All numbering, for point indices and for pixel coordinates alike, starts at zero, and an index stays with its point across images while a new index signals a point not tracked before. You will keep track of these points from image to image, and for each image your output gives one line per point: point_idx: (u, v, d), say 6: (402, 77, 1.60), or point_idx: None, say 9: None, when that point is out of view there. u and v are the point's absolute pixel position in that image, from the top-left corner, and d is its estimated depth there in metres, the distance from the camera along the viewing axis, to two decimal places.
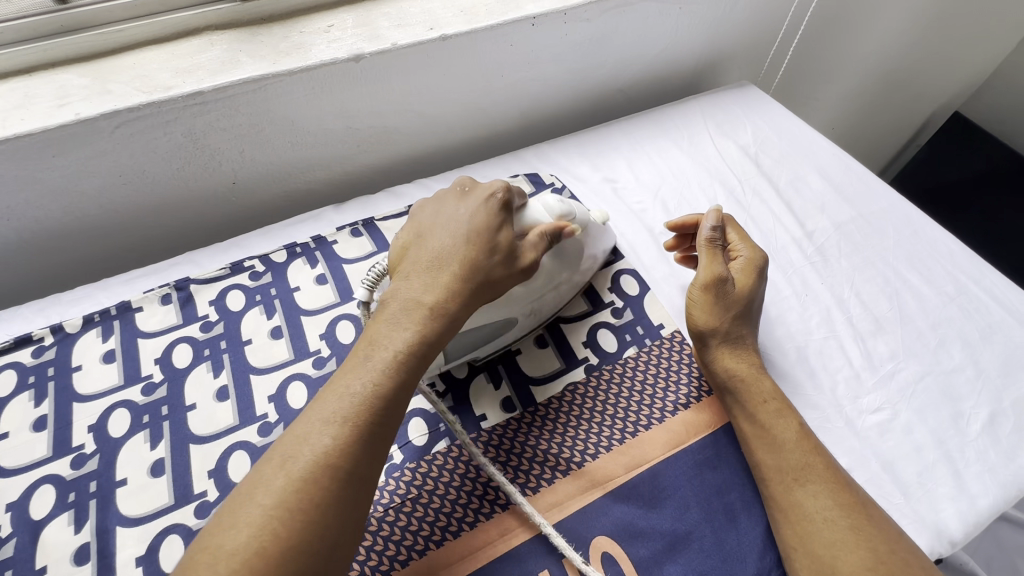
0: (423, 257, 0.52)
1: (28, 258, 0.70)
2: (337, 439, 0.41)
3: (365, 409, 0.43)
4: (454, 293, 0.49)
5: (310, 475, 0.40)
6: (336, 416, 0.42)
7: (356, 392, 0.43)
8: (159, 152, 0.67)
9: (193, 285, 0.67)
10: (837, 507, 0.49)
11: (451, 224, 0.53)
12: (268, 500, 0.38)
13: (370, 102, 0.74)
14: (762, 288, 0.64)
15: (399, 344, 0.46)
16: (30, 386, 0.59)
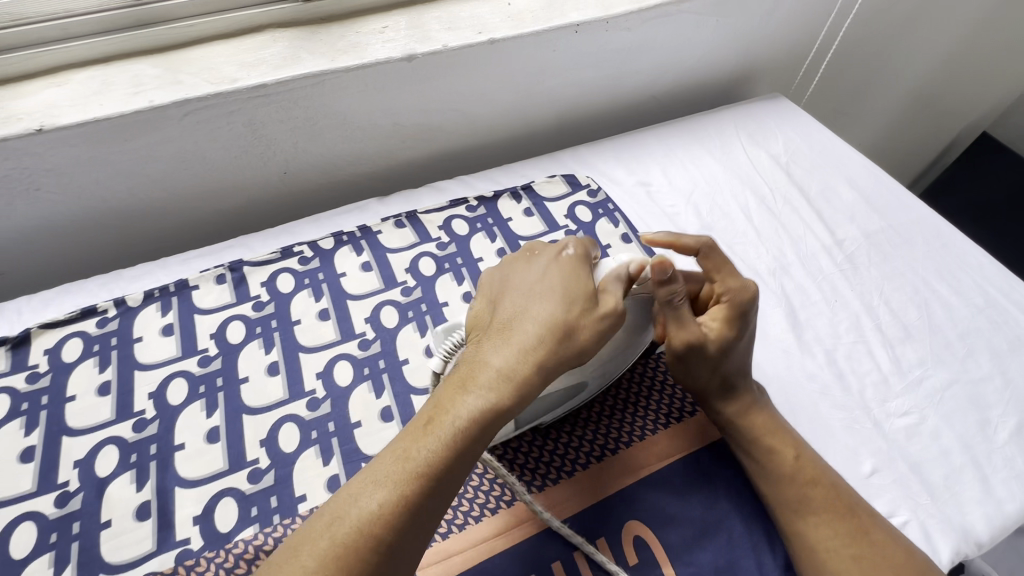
0: (498, 322, 0.48)
1: (92, 236, 0.74)
2: (395, 500, 0.39)
3: (427, 475, 0.40)
4: (528, 362, 0.45)
5: (359, 528, 0.38)
6: (396, 474, 0.40)
7: (418, 452, 0.41)
8: (220, 141, 0.71)
9: (246, 267, 0.70)
10: (841, 524, 0.50)
11: (525, 287, 0.50)
12: (310, 562, 0.37)
13: (418, 101, 0.78)
14: (748, 328, 0.57)
15: (465, 414, 0.42)
16: (95, 354, 0.62)
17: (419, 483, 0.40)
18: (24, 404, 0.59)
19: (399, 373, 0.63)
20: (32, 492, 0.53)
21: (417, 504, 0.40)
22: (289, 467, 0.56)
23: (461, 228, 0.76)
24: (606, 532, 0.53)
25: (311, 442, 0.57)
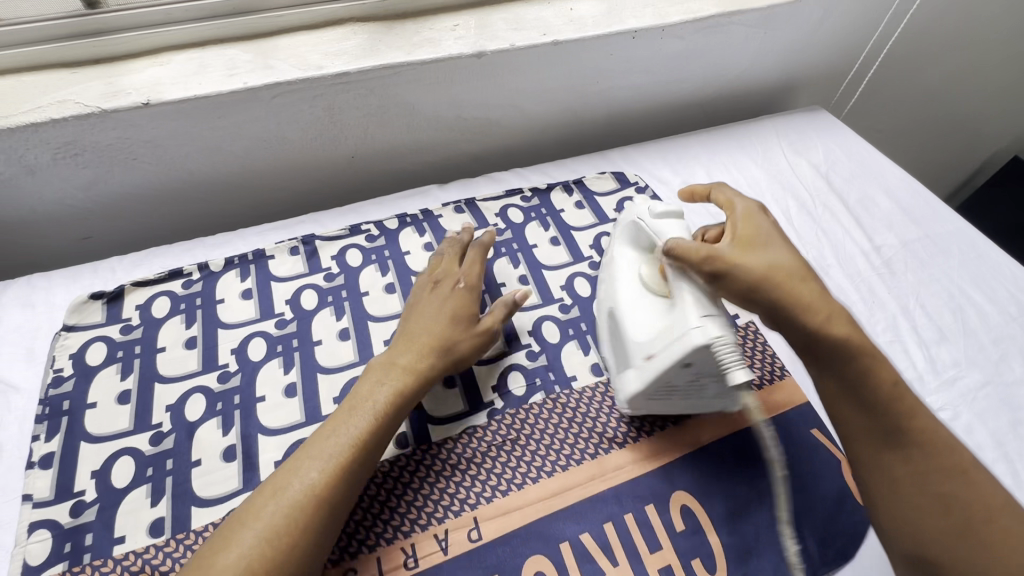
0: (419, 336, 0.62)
1: (175, 205, 0.79)
2: (308, 464, 0.50)
3: (335, 435, 0.52)
4: (419, 360, 0.59)
5: (280, 497, 0.48)
6: (306, 448, 0.51)
7: (330, 425, 0.53)
8: (300, 123, 0.76)
9: (318, 241, 0.75)
10: (932, 456, 0.47)
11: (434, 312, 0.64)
12: (259, 522, 0.47)
13: (481, 95, 0.82)
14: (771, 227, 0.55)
15: (376, 400, 0.55)
16: (181, 311, 0.68)
17: (335, 442, 0.52)
18: (119, 352, 0.64)
19: None
20: (129, 430, 0.58)
21: (332, 459, 0.50)
22: None
23: (517, 216, 0.81)
24: (654, 500, 0.56)
25: None
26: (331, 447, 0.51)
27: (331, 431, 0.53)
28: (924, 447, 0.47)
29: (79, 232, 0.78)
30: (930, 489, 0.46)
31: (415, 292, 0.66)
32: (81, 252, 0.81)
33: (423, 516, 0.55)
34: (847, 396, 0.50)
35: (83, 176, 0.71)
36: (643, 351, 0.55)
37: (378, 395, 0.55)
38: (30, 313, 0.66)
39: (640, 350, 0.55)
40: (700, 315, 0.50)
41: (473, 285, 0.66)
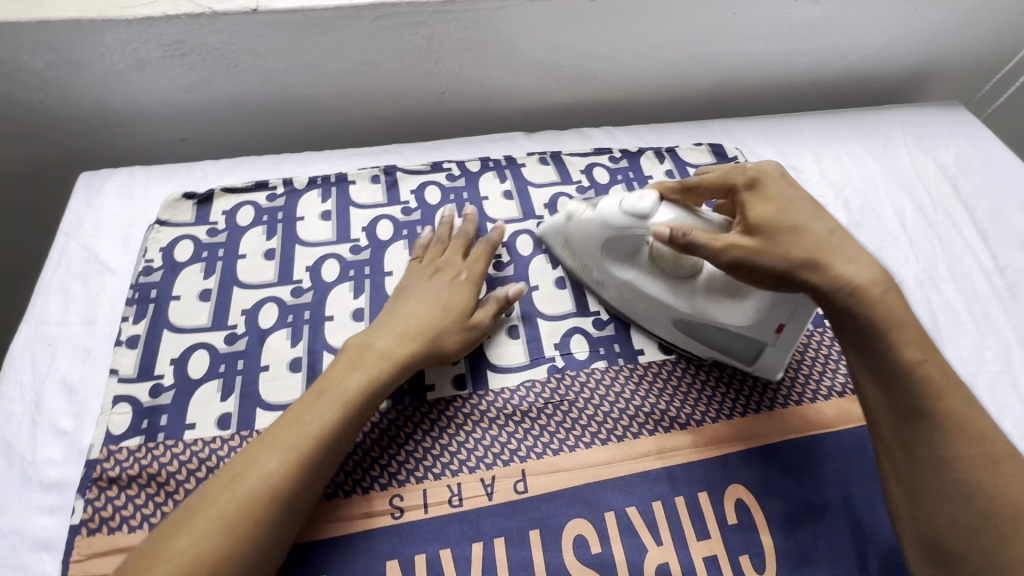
0: (418, 303, 0.58)
1: (266, 120, 0.80)
2: (296, 426, 0.48)
3: (325, 400, 0.50)
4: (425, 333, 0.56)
5: (269, 457, 0.46)
6: (296, 409, 0.49)
7: (314, 388, 0.51)
8: (397, 50, 0.74)
9: (400, 173, 0.74)
10: (965, 445, 0.42)
11: (434, 287, 0.60)
12: (275, 449, 0.47)
13: (585, 43, 0.78)
14: (783, 190, 0.52)
15: (386, 362, 0.54)
16: (263, 223, 0.69)
17: (329, 408, 0.50)
18: (204, 252, 0.66)
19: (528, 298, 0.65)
20: (207, 326, 0.61)
21: (321, 426, 0.49)
22: None
23: (602, 176, 0.77)
24: (708, 487, 0.54)
25: None
26: (323, 413, 0.49)
27: (323, 393, 0.51)
28: (955, 430, 0.43)
29: (175, 133, 0.80)
30: (962, 485, 0.41)
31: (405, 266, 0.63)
32: (176, 154, 0.83)
33: (471, 458, 0.54)
34: (894, 402, 0.45)
35: (187, 77, 0.73)
36: (769, 326, 0.55)
37: (367, 366, 0.53)
38: (129, 203, 0.69)
39: (769, 330, 0.55)
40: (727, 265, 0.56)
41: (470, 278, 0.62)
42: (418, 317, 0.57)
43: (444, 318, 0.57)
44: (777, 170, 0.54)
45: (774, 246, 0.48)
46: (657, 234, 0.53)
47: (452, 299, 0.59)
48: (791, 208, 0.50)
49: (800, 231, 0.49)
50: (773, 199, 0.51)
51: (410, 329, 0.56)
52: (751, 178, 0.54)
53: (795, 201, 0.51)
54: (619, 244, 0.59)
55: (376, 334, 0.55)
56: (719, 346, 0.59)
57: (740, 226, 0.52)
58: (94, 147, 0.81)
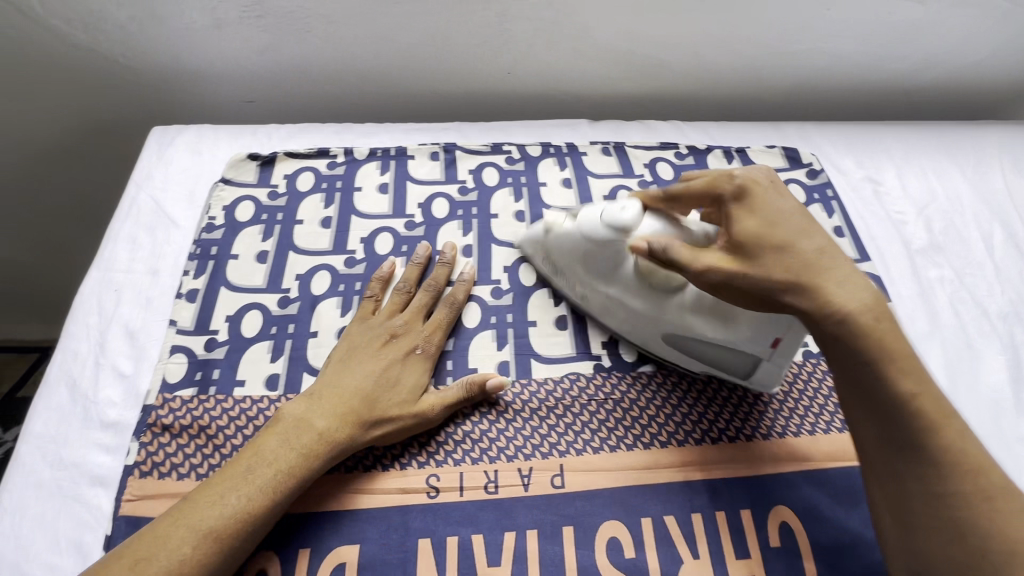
0: (378, 374, 0.53)
1: (331, 88, 0.80)
2: (237, 492, 0.45)
3: (270, 466, 0.47)
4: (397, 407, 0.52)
5: (206, 523, 0.43)
6: (239, 469, 0.46)
7: (257, 449, 0.48)
8: (468, 25, 0.72)
9: (459, 152, 0.73)
10: (956, 479, 0.40)
11: (394, 354, 0.55)
12: (290, 448, 0.48)
13: (661, 31, 0.74)
14: (779, 202, 0.47)
15: (364, 420, 0.51)
16: (322, 191, 0.69)
17: (275, 473, 0.47)
18: (263, 214, 0.67)
19: None
20: (262, 288, 0.62)
21: (265, 495, 0.46)
22: (467, 339, 0.60)
23: (666, 172, 0.74)
24: (752, 504, 0.52)
25: (490, 325, 0.61)
26: (268, 478, 0.46)
27: (270, 455, 0.47)
28: (946, 461, 0.41)
29: (243, 95, 0.81)
30: (953, 522, 0.40)
31: (357, 317, 0.58)
32: (243, 116, 0.85)
33: (509, 446, 0.54)
34: (884, 431, 0.42)
35: (260, 40, 0.73)
36: (762, 341, 0.53)
37: (314, 432, 0.49)
38: (196, 160, 0.71)
39: (762, 343, 0.53)
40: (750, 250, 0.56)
41: (426, 351, 0.57)
42: (361, 391, 0.52)
43: (392, 402, 0.52)
44: (766, 178, 0.49)
45: (756, 269, 0.45)
46: (635, 247, 0.51)
47: (406, 377, 0.54)
48: (777, 224, 0.45)
49: (787, 251, 0.44)
50: (762, 212, 0.47)
51: (356, 399, 0.51)
52: (737, 187, 0.49)
53: (783, 215, 0.46)
54: (602, 259, 0.56)
55: (323, 395, 0.52)
56: (711, 359, 0.57)
57: (723, 242, 0.48)
58: (167, 102, 0.83)
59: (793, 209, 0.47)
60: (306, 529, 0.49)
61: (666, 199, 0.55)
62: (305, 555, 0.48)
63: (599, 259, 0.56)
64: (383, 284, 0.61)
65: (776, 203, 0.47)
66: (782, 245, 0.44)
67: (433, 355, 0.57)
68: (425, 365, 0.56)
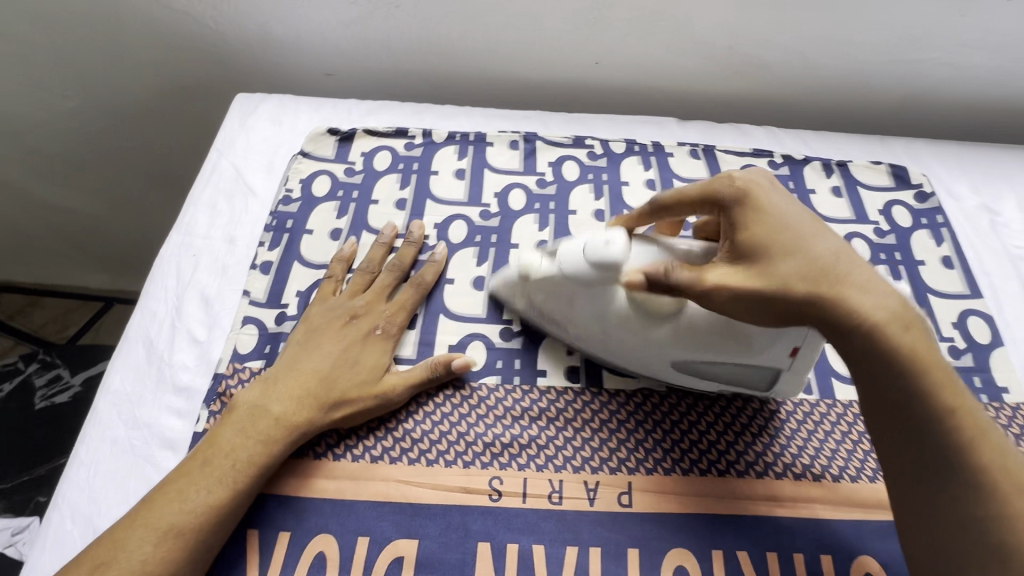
0: (340, 356, 0.52)
1: (412, 67, 0.78)
2: (198, 484, 0.45)
3: (228, 455, 0.47)
4: (357, 391, 0.51)
5: (169, 517, 0.43)
6: (197, 466, 0.46)
7: (214, 440, 0.48)
8: (562, 10, 0.69)
9: (540, 142, 0.70)
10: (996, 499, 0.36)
11: (353, 335, 0.54)
12: (245, 437, 0.48)
13: (768, 28, 0.69)
14: (778, 202, 0.44)
15: (319, 401, 0.50)
16: (398, 171, 0.68)
17: (233, 463, 0.46)
18: (339, 191, 0.66)
19: None
20: None
21: (224, 485, 0.45)
22: (537, 339, 0.58)
23: None
24: (833, 550, 0.48)
25: None
26: (228, 467, 0.46)
27: (227, 446, 0.47)
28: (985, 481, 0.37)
29: (324, 67, 0.80)
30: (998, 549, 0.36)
31: (318, 296, 0.57)
32: (321, 89, 0.84)
33: (576, 457, 0.52)
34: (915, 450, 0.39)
35: (347, 12, 0.72)
36: (783, 353, 0.48)
37: (272, 419, 0.49)
38: (277, 130, 0.70)
39: (783, 355, 0.48)
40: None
41: (389, 331, 0.55)
42: (318, 373, 0.51)
43: (350, 382, 0.51)
44: (764, 179, 0.46)
45: (770, 277, 0.41)
46: (631, 281, 0.47)
47: (367, 357, 0.53)
48: (788, 231, 0.43)
49: (800, 260, 0.41)
50: (767, 212, 0.44)
51: (315, 382, 0.51)
52: (736, 190, 0.46)
53: (794, 220, 0.43)
54: (592, 303, 0.50)
55: (287, 378, 0.51)
56: (728, 378, 0.53)
57: (725, 251, 0.45)
58: (248, 70, 0.83)
59: (798, 210, 0.45)
60: (365, 517, 0.48)
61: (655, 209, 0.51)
62: (363, 544, 0.47)
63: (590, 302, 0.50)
64: (346, 266, 0.60)
65: (775, 201, 0.44)
66: (795, 252, 0.42)
67: (394, 335, 0.56)
68: (386, 346, 0.55)
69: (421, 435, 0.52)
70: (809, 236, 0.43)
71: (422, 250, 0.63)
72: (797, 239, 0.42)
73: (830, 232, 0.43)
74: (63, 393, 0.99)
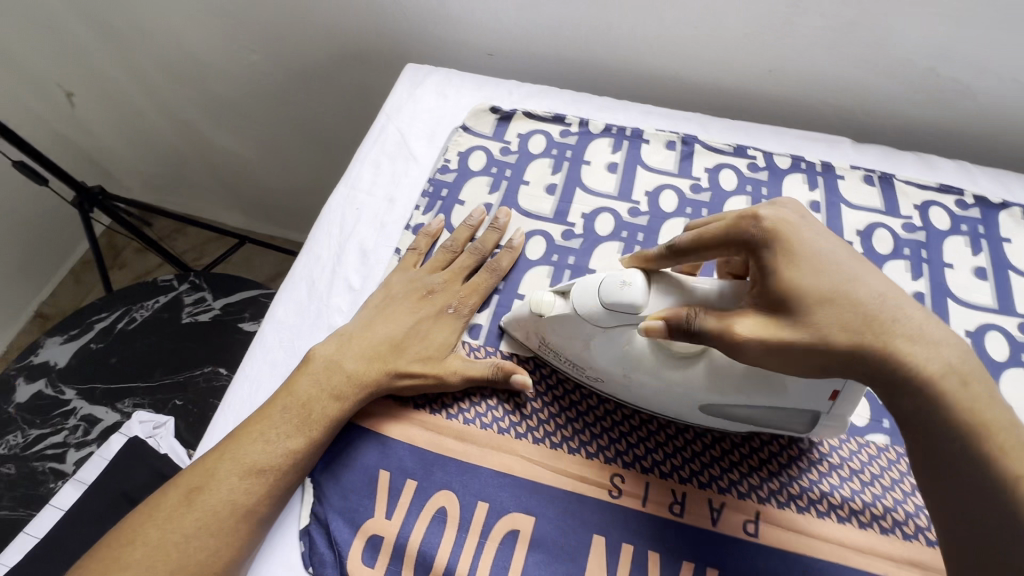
0: (407, 330, 0.55)
1: (574, 56, 0.78)
2: (276, 429, 0.49)
3: (304, 406, 0.51)
4: (418, 364, 0.53)
5: (252, 454, 0.48)
6: (275, 411, 0.50)
7: (291, 389, 0.52)
8: (749, 12, 0.66)
9: (698, 146, 0.68)
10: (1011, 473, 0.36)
11: (422, 313, 0.56)
12: (317, 392, 0.51)
13: (986, 53, 0.62)
14: (817, 239, 0.43)
15: (384, 368, 0.53)
16: (551, 156, 0.68)
17: (307, 413, 0.50)
18: (493, 167, 0.68)
19: None
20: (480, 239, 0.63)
21: (298, 432, 0.50)
22: None
23: (940, 219, 0.62)
24: None
25: None
26: (303, 415, 0.50)
27: (302, 395, 0.51)
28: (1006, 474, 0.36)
29: (486, 47, 0.82)
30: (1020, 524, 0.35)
31: (398, 266, 0.60)
32: (478, 68, 0.86)
33: (703, 473, 0.50)
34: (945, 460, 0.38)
35: None
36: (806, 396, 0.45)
37: (346, 379, 0.52)
38: (441, 102, 0.73)
39: (820, 397, 0.45)
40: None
41: (461, 314, 0.57)
42: (391, 339, 0.54)
43: (419, 354, 0.54)
44: (795, 215, 0.44)
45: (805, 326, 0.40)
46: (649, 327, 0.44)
47: (434, 333, 0.55)
48: (828, 273, 0.41)
49: (841, 305, 0.40)
50: (803, 251, 0.42)
51: (388, 353, 0.54)
52: (766, 230, 0.43)
53: (833, 254, 0.42)
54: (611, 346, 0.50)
55: (351, 342, 0.54)
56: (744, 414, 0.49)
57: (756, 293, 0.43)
58: (413, 42, 0.87)
59: (834, 244, 0.43)
60: (487, 485, 0.50)
61: (674, 253, 0.47)
62: (482, 510, 0.49)
63: (608, 344, 0.49)
64: (431, 241, 0.62)
65: (808, 238, 0.43)
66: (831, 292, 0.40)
67: (464, 319, 0.57)
68: (456, 325, 0.56)
69: (549, 418, 0.53)
70: (848, 272, 0.41)
71: (563, 237, 0.63)
72: (841, 280, 0.41)
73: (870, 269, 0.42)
74: (205, 313, 1.10)
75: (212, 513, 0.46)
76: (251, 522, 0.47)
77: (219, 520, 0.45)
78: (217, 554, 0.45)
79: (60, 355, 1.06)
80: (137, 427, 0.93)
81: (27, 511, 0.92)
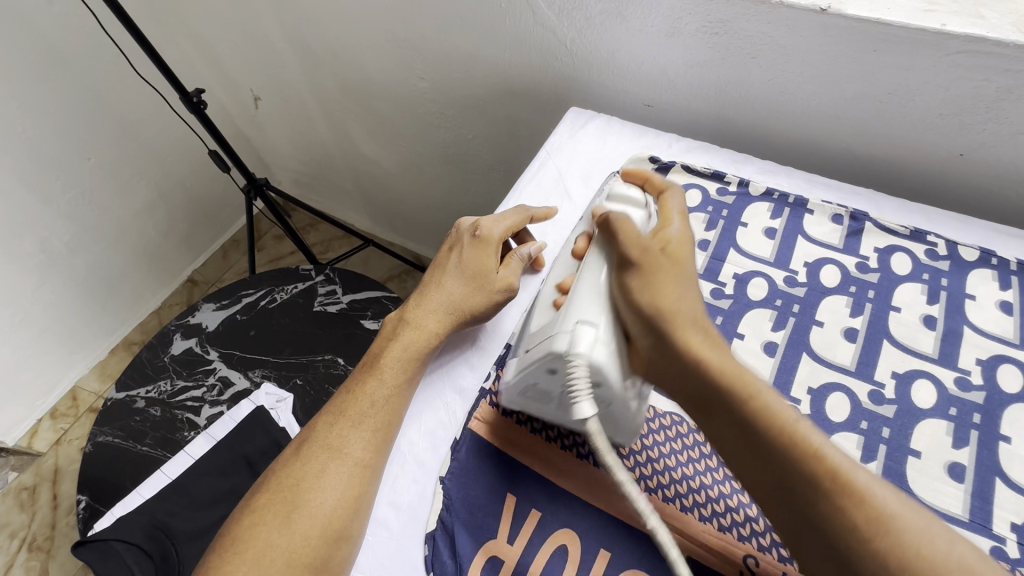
0: (452, 268, 0.61)
1: (738, 116, 0.78)
2: (354, 380, 0.56)
3: (374, 360, 0.57)
4: (466, 300, 0.60)
5: (338, 406, 0.55)
6: (362, 367, 0.57)
7: (372, 349, 0.59)
8: (948, 93, 0.62)
9: (869, 224, 0.65)
10: (807, 479, 0.38)
11: (464, 259, 0.62)
12: (387, 342, 0.58)
13: None
14: (682, 225, 0.56)
15: (435, 311, 0.59)
16: (706, 212, 0.68)
17: (380, 356, 0.57)
18: None
19: (988, 444, 0.51)
20: None
21: (373, 378, 0.55)
22: (827, 431, 0.53)
23: None
24: None
25: (857, 430, 0.52)
26: (378, 361, 0.57)
27: (378, 349, 0.58)
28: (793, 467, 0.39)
29: (645, 98, 0.85)
30: (815, 487, 0.38)
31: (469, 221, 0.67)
32: (633, 115, 0.88)
33: None
34: (723, 426, 0.43)
35: (699, 54, 0.74)
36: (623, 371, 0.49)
37: (408, 330, 0.58)
38: (600, 146, 0.77)
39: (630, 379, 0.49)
40: (574, 320, 0.49)
41: (488, 239, 0.62)
42: (438, 286, 0.61)
43: (465, 293, 0.60)
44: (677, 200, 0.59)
45: (643, 249, 0.51)
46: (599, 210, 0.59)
47: (480, 274, 0.60)
48: (669, 246, 0.53)
49: (664, 268, 0.51)
50: (671, 213, 0.57)
51: (439, 305, 0.59)
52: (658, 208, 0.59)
53: (682, 248, 0.53)
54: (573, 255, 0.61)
55: (409, 300, 0.61)
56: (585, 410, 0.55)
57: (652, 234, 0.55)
58: (571, 84, 0.91)
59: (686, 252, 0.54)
60: (610, 533, 0.49)
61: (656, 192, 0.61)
62: (604, 558, 0.48)
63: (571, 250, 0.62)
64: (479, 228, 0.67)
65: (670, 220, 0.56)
66: (660, 258, 0.51)
67: (496, 243, 0.62)
68: (495, 260, 0.61)
69: (682, 477, 0.52)
70: (683, 261, 0.52)
71: (712, 294, 0.62)
72: (666, 250, 0.53)
73: (689, 280, 0.51)
74: (333, 305, 1.18)
75: (318, 455, 0.51)
76: (350, 463, 0.51)
77: (319, 461, 0.51)
78: (325, 493, 0.49)
79: (210, 320, 1.19)
80: (264, 398, 1.04)
81: (163, 452, 1.04)
